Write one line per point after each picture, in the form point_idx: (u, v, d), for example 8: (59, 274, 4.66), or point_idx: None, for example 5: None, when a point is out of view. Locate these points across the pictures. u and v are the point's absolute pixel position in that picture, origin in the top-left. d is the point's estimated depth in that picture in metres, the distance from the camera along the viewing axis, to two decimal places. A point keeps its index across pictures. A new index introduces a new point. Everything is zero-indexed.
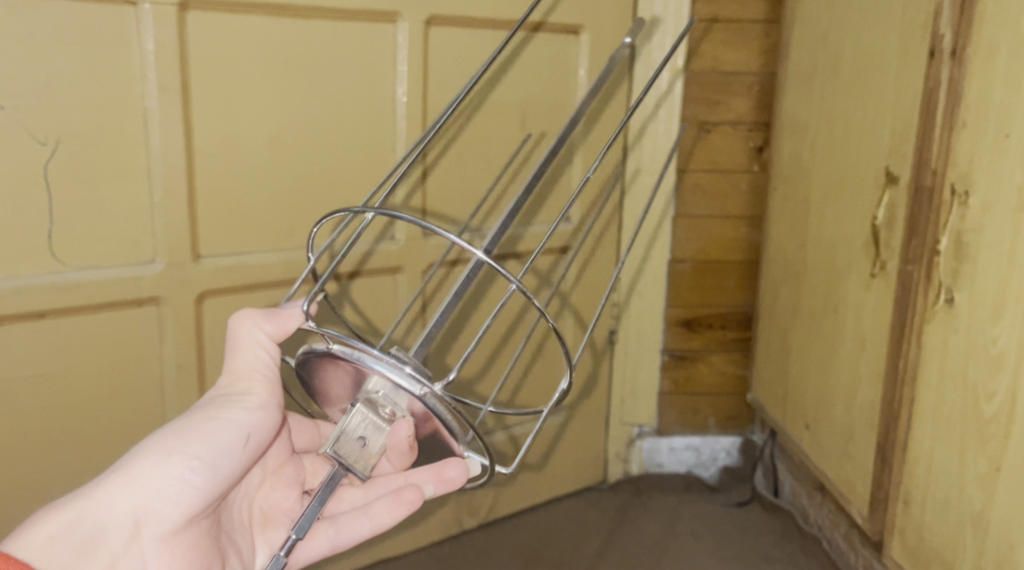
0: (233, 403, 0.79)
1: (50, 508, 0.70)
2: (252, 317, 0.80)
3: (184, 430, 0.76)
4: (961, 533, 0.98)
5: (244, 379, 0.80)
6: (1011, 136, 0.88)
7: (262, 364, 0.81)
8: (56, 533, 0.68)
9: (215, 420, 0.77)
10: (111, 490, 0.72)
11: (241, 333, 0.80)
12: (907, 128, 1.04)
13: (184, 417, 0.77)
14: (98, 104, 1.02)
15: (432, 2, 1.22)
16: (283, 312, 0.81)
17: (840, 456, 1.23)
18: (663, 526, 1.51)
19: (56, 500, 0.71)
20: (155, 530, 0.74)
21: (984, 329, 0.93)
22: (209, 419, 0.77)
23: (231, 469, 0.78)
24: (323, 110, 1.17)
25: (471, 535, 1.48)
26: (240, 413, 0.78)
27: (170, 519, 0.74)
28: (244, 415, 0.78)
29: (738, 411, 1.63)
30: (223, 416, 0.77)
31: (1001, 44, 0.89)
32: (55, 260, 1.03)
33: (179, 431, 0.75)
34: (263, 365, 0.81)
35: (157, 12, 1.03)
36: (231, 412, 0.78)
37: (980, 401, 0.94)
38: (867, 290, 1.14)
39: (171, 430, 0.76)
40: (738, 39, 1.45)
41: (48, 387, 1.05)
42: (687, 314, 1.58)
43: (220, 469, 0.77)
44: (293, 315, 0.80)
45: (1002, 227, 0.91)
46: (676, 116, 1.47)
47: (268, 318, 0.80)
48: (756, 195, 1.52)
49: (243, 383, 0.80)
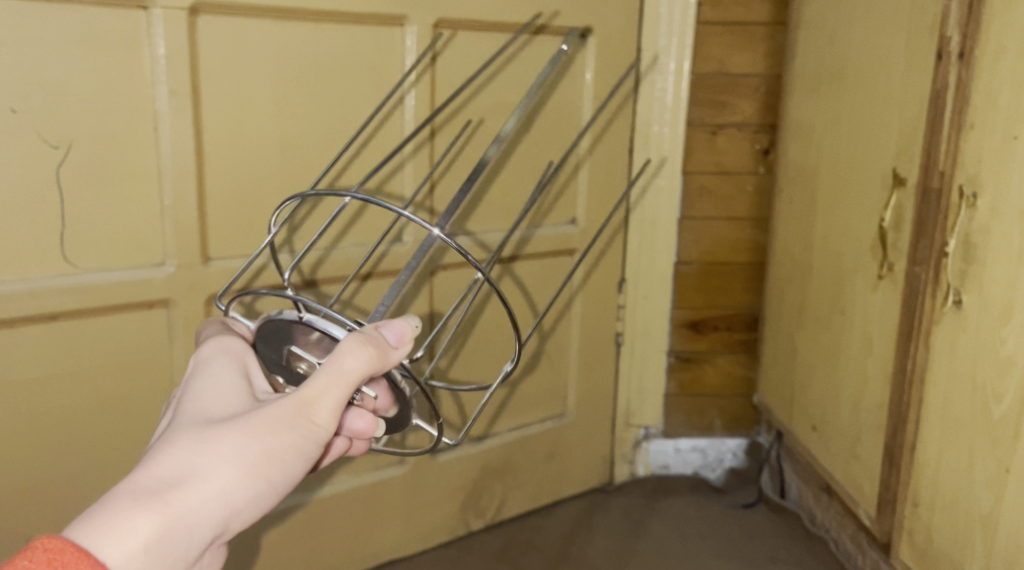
0: (312, 431, 0.68)
1: (136, 507, 0.59)
2: (368, 360, 0.64)
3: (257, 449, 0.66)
4: (970, 533, 0.98)
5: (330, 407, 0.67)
6: (1019, 139, 0.89)
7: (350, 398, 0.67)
8: (146, 542, 0.58)
9: (288, 442, 0.67)
10: (185, 511, 0.61)
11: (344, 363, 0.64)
12: (914, 130, 1.05)
13: (256, 429, 0.66)
14: (110, 106, 1.02)
15: (441, 6, 1.23)
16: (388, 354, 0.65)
17: (848, 458, 1.23)
18: (670, 528, 1.52)
19: (136, 497, 0.59)
20: (219, 545, 0.66)
21: (992, 330, 0.94)
22: (288, 444, 0.67)
23: (284, 487, 0.70)
24: (331, 114, 1.18)
25: (478, 537, 1.48)
26: (313, 440, 0.68)
27: (232, 531, 0.66)
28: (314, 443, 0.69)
29: (745, 412, 1.63)
30: (298, 437, 0.68)
31: (1010, 45, 0.90)
32: (67, 263, 1.04)
33: (256, 450, 0.66)
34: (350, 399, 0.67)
35: (168, 15, 1.03)
36: (304, 441, 0.68)
37: (988, 402, 0.94)
38: (874, 291, 1.15)
39: (247, 444, 0.66)
40: (744, 41, 1.46)
41: (58, 388, 1.06)
42: (693, 315, 1.58)
43: (282, 486, 0.69)
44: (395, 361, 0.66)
45: (1010, 229, 0.91)
46: (682, 118, 1.48)
47: (379, 364, 0.64)
48: (762, 197, 1.52)
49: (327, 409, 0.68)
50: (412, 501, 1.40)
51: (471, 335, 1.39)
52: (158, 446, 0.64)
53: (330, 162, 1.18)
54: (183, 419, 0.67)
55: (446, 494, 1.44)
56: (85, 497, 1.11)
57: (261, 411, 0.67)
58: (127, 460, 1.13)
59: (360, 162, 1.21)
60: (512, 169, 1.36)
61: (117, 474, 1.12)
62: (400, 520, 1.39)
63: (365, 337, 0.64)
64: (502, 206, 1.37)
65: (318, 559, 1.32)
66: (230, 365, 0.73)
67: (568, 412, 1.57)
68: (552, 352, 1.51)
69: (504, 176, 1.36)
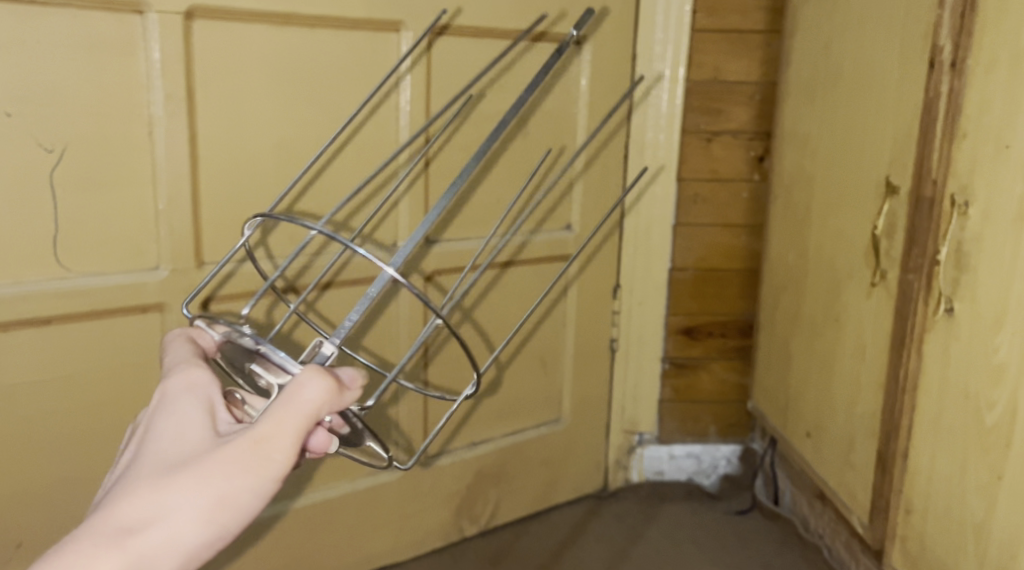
0: (267, 469, 0.63)
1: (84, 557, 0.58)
2: (324, 395, 0.62)
3: (213, 493, 0.62)
4: (963, 541, 0.98)
5: (283, 441, 0.63)
6: (1011, 148, 0.89)
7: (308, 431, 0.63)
8: None
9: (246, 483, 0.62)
10: (138, 562, 0.59)
11: (298, 401, 0.62)
12: (908, 139, 1.05)
13: (212, 471, 0.62)
14: (104, 111, 1.02)
15: (436, 12, 1.23)
16: (342, 394, 0.64)
17: (841, 465, 1.23)
18: (664, 534, 1.52)
19: (87, 547, 0.58)
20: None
21: (984, 339, 0.94)
22: (242, 486, 0.62)
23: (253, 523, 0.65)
24: (326, 119, 1.18)
25: (472, 542, 1.48)
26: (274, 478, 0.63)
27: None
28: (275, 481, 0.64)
29: (738, 419, 1.63)
30: (257, 478, 0.63)
31: (1002, 56, 0.90)
32: (60, 267, 1.04)
33: (207, 495, 0.61)
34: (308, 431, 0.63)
35: (163, 20, 1.03)
36: (263, 481, 0.63)
37: (981, 410, 0.95)
38: (867, 299, 1.15)
39: (203, 488, 0.61)
40: (739, 48, 1.46)
41: (51, 392, 1.06)
42: (687, 321, 1.58)
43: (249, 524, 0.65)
44: (348, 398, 0.64)
45: (1002, 237, 0.91)
46: (677, 125, 1.48)
47: (334, 399, 0.63)
48: (757, 204, 1.52)
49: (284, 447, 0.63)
50: (406, 505, 1.40)
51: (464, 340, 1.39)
52: (117, 490, 0.62)
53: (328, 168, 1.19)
54: (142, 461, 0.64)
55: (440, 499, 1.44)
56: (78, 500, 1.10)
57: (214, 451, 0.63)
58: None
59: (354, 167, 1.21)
60: (506, 175, 1.36)
61: None
62: (393, 526, 1.39)
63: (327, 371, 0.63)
64: (497, 211, 1.37)
65: (312, 564, 1.32)
66: (196, 402, 0.68)
67: (563, 418, 1.57)
68: (545, 357, 1.51)
69: (499, 181, 1.36)
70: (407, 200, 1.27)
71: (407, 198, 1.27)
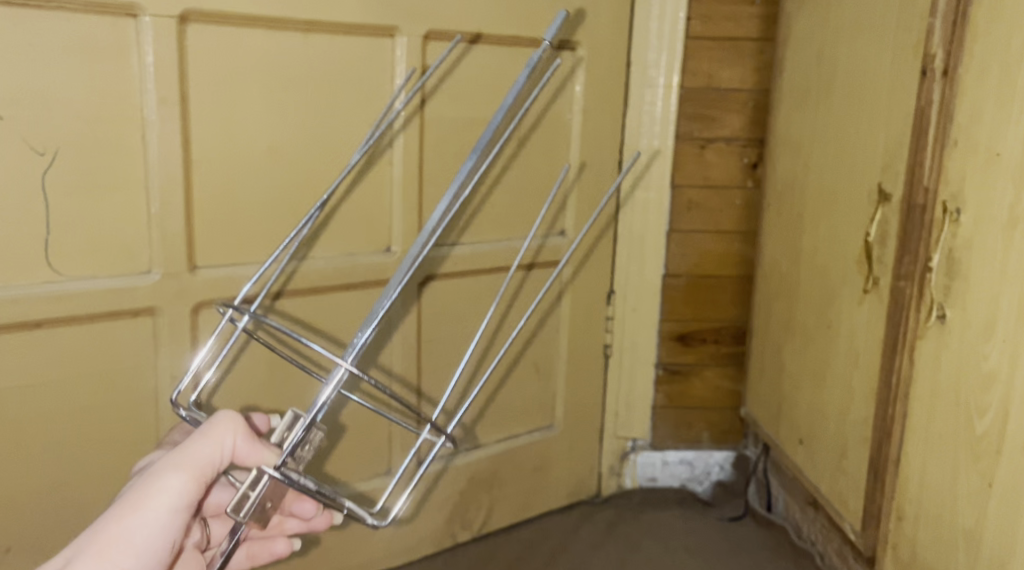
0: (164, 503, 0.69)
1: None
2: (225, 431, 0.71)
3: (117, 533, 0.67)
4: (954, 548, 0.98)
5: (178, 475, 0.69)
6: (1001, 156, 0.90)
7: (206, 464, 0.70)
8: None
9: (142, 518, 0.68)
10: None
11: (198, 440, 0.70)
12: (900, 146, 1.05)
13: (113, 513, 0.68)
14: (96, 115, 1.02)
15: (431, 17, 1.23)
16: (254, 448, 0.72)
17: (833, 472, 1.23)
18: (657, 541, 1.51)
19: None
20: None
21: (976, 346, 0.94)
22: (142, 520, 0.68)
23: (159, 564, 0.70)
24: (320, 124, 1.18)
25: (465, 549, 1.48)
26: (171, 510, 0.69)
27: None
28: (171, 514, 0.69)
29: (732, 425, 1.63)
30: (154, 513, 0.68)
31: (992, 64, 0.91)
32: (52, 270, 1.03)
33: (110, 534, 0.67)
34: (205, 464, 0.70)
35: (157, 24, 1.03)
36: (162, 515, 0.69)
37: (972, 417, 0.95)
38: (860, 305, 1.15)
39: (107, 531, 0.67)
40: (733, 56, 1.47)
41: (42, 395, 1.05)
42: (681, 328, 1.58)
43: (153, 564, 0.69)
44: (263, 453, 0.72)
45: (992, 244, 0.92)
46: (671, 131, 1.48)
47: (234, 436, 0.71)
48: (751, 210, 1.53)
49: (179, 480, 0.69)
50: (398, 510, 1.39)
51: (457, 345, 1.39)
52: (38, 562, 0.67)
53: (322, 172, 1.19)
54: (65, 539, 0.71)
55: (433, 505, 1.43)
56: (67, 504, 1.10)
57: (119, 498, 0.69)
58: (112, 469, 1.12)
59: (348, 171, 1.21)
60: (500, 179, 1.37)
61: (99, 482, 1.11)
62: (386, 532, 1.39)
63: (239, 416, 0.72)
64: (491, 216, 1.37)
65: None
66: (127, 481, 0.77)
67: (556, 425, 1.57)
68: (539, 363, 1.51)
69: (493, 185, 1.36)
70: (402, 204, 1.27)
71: (401, 202, 1.27)
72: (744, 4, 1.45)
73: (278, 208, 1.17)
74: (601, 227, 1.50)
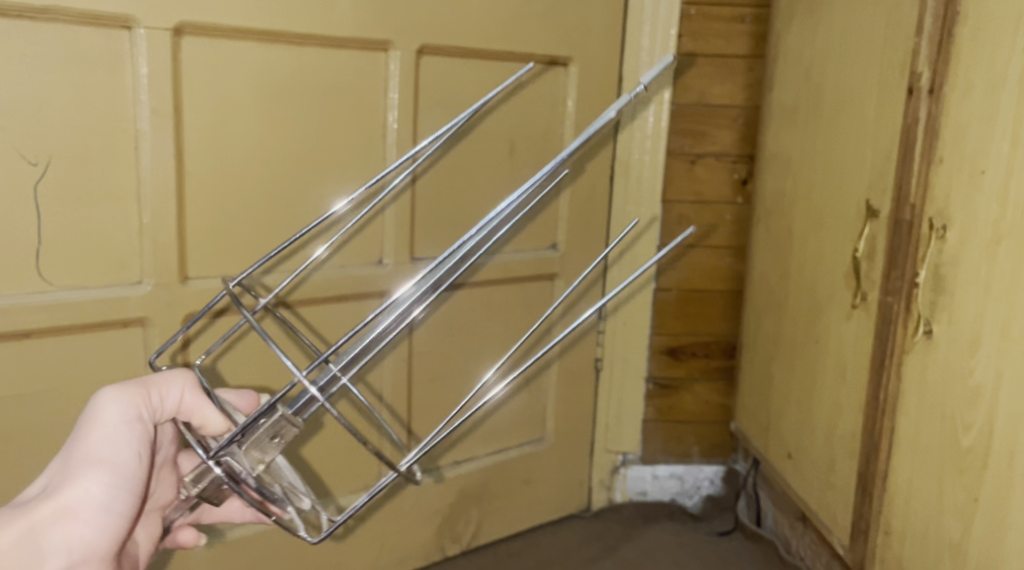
0: (115, 416, 0.69)
1: None
2: (174, 378, 0.72)
3: (81, 450, 0.67)
4: (940, 562, 0.99)
5: (123, 394, 0.70)
6: (986, 173, 0.91)
7: (157, 394, 0.71)
8: None
9: (97, 430, 0.68)
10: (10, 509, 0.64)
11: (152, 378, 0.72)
12: (886, 163, 1.07)
13: (76, 438, 0.68)
14: (89, 125, 1.02)
15: (426, 32, 1.24)
16: (202, 401, 0.72)
17: (822, 487, 1.23)
18: (646, 554, 1.51)
19: None
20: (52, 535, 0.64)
21: (961, 361, 0.95)
22: (97, 434, 0.68)
23: (122, 477, 0.67)
24: (313, 138, 1.18)
25: (454, 562, 1.47)
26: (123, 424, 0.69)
27: (64, 519, 0.64)
28: (122, 428, 0.69)
29: (722, 439, 1.64)
30: (107, 426, 0.68)
31: (977, 83, 0.92)
32: (42, 280, 1.03)
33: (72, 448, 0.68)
34: (153, 390, 0.71)
35: (150, 36, 1.03)
36: (115, 427, 0.68)
37: (957, 432, 0.96)
38: (848, 320, 1.16)
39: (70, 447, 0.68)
40: (722, 73, 1.48)
41: (31, 404, 1.05)
42: (672, 341, 1.59)
43: (116, 477, 0.67)
44: (210, 410, 0.71)
45: (977, 259, 0.92)
46: (662, 148, 1.49)
47: (184, 383, 0.72)
48: (741, 226, 1.54)
49: (126, 396, 0.70)
50: (388, 523, 1.39)
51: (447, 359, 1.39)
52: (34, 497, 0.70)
53: (314, 183, 1.20)
54: None
55: (422, 519, 1.43)
56: None
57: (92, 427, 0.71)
58: None
59: (338, 182, 1.22)
60: (491, 192, 1.37)
61: None
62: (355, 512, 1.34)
63: (192, 373, 0.74)
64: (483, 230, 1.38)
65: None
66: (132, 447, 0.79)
67: (546, 438, 1.57)
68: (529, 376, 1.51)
69: (484, 198, 1.37)
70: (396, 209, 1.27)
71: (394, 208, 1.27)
72: (734, 21, 1.46)
73: (270, 220, 1.17)
74: (592, 239, 1.51)
